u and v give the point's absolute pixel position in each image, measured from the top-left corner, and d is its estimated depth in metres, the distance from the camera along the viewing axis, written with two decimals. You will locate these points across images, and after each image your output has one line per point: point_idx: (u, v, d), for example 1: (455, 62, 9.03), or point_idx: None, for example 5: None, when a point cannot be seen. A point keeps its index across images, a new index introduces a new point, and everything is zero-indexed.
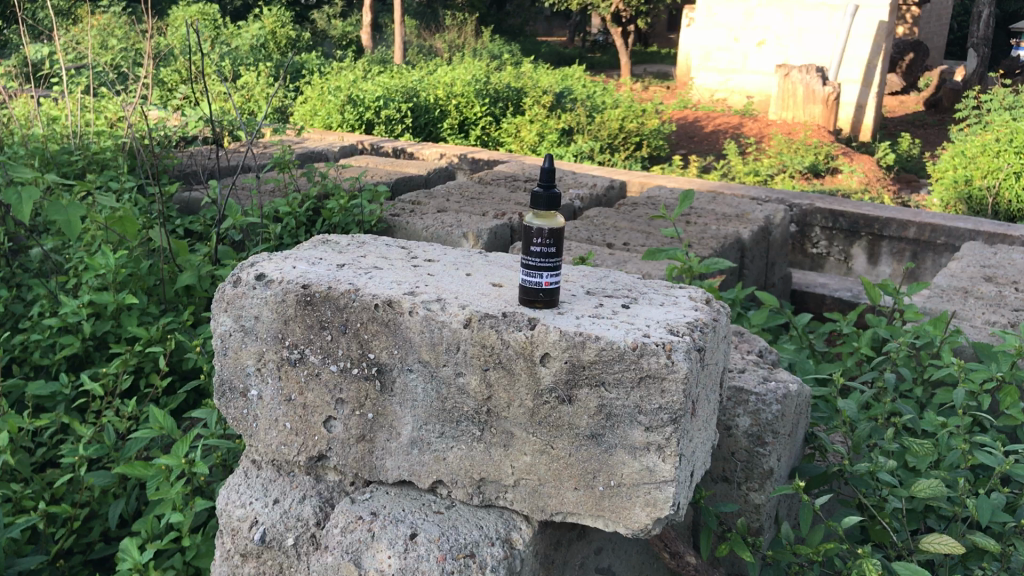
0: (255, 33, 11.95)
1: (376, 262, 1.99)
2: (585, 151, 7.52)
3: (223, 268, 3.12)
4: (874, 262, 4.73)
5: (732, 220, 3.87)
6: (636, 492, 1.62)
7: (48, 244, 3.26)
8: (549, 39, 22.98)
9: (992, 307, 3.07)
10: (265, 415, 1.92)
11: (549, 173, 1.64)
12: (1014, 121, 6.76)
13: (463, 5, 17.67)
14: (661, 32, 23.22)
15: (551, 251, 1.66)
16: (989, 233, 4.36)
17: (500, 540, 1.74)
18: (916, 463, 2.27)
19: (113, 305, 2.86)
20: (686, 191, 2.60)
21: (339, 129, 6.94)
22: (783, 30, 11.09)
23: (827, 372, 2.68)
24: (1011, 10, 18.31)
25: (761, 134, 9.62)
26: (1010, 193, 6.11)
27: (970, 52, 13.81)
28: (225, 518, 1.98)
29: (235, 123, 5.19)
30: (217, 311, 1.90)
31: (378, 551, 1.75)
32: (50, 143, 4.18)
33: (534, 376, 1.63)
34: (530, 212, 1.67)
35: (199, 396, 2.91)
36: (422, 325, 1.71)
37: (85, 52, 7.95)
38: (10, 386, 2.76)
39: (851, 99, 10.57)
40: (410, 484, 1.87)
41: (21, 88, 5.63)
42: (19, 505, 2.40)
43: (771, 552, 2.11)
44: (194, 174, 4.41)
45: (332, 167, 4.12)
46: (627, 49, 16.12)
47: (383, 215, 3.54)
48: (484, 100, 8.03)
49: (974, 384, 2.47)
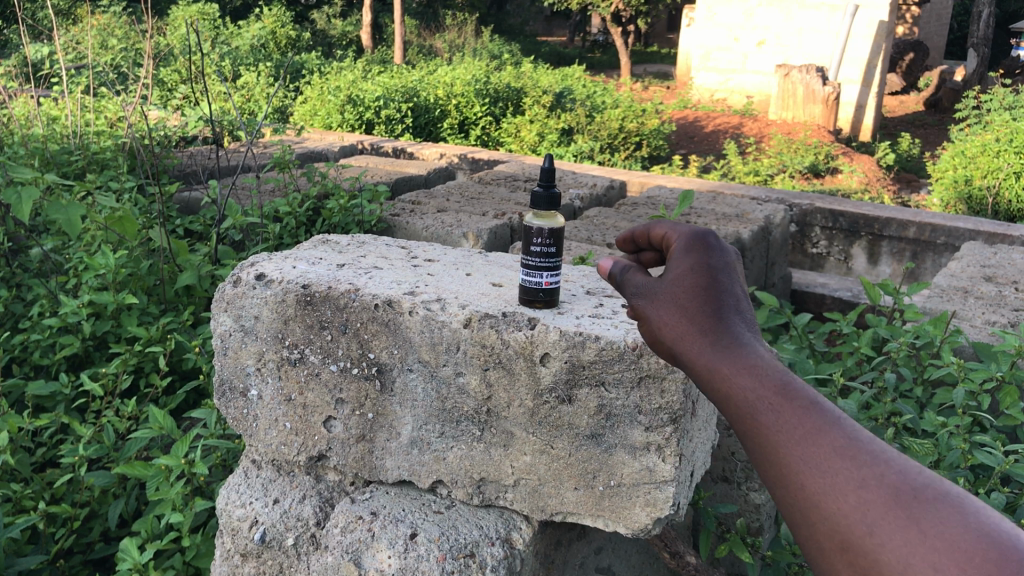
0: (256, 34, 11.98)
1: (376, 262, 1.99)
2: (586, 151, 7.52)
3: (223, 268, 3.12)
4: (874, 262, 4.73)
5: (732, 220, 3.86)
6: (637, 492, 1.62)
7: (48, 244, 3.27)
8: (550, 39, 22.91)
9: (992, 307, 3.07)
10: (265, 414, 1.91)
11: (549, 173, 1.57)
12: (1015, 121, 6.75)
13: (464, 5, 17.74)
14: (660, 33, 23.29)
15: (551, 251, 1.62)
16: (988, 234, 4.36)
17: (500, 540, 1.74)
18: (916, 462, 2.26)
19: (113, 305, 2.86)
20: (687, 192, 2.60)
21: (339, 128, 6.93)
22: (783, 30, 11.08)
23: (826, 371, 2.68)
24: (1011, 11, 18.32)
25: (761, 134, 9.62)
26: (1010, 193, 6.09)
27: (970, 51, 13.84)
28: (225, 518, 1.98)
29: (235, 123, 5.19)
30: (217, 311, 1.90)
31: (378, 551, 1.75)
32: (51, 143, 4.19)
33: (534, 376, 1.63)
34: (530, 212, 1.61)
35: (199, 396, 2.91)
36: (422, 325, 1.71)
37: (85, 52, 7.96)
38: (10, 386, 2.76)
39: (851, 99, 10.56)
40: (410, 484, 1.87)
41: (21, 88, 5.64)
42: (19, 505, 2.40)
43: (771, 552, 2.09)
44: (194, 174, 4.41)
45: (332, 167, 4.13)
46: (626, 49, 16.07)
47: (383, 215, 3.54)
48: (484, 100, 8.03)
49: (974, 384, 2.48)
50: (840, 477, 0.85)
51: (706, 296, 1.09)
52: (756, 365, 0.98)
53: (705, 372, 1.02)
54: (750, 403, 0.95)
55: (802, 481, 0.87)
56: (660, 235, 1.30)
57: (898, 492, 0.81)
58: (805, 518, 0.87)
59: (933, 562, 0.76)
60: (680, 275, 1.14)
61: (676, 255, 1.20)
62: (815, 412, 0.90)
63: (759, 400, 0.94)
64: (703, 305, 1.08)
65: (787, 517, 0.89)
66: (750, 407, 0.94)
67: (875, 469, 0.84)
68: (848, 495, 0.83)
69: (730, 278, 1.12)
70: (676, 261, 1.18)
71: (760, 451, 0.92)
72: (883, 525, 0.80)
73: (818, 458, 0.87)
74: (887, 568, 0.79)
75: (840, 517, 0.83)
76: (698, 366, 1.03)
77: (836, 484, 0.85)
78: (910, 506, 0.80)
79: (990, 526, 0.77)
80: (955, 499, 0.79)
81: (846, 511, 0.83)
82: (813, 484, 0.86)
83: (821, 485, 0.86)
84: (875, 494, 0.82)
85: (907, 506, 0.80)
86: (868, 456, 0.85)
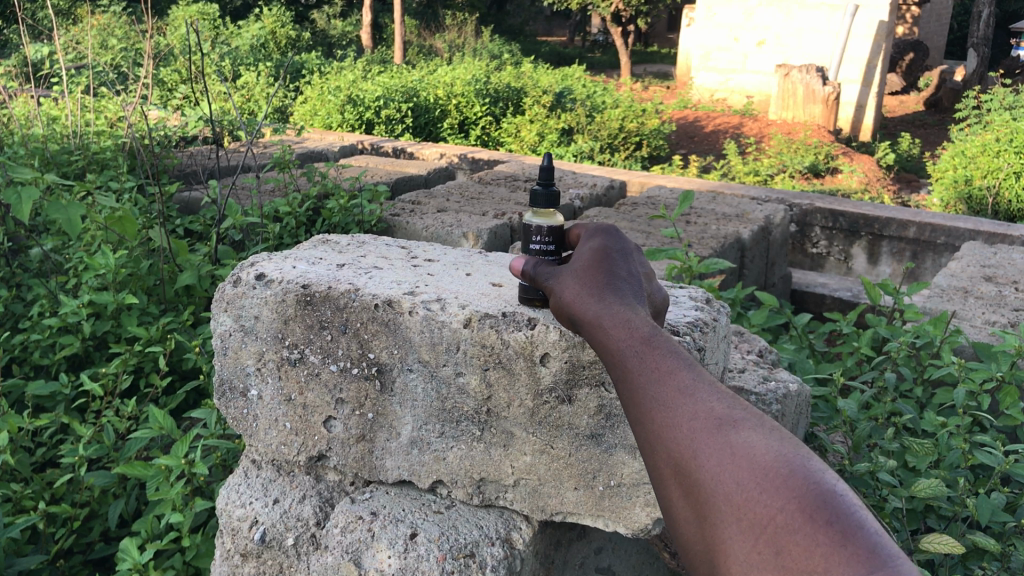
0: (256, 34, 11.98)
1: (376, 262, 1.99)
2: (585, 151, 7.53)
3: (223, 268, 3.12)
4: (874, 262, 4.73)
5: (732, 220, 3.86)
6: (637, 491, 1.62)
7: (48, 244, 3.27)
8: (550, 39, 22.90)
9: (992, 307, 3.07)
10: (265, 414, 1.91)
11: (548, 171, 1.55)
12: (1015, 121, 6.75)
13: (464, 5, 17.74)
14: (661, 33, 23.29)
15: (550, 250, 1.58)
16: (988, 233, 4.36)
17: (500, 540, 1.74)
18: (916, 462, 2.26)
19: (113, 305, 2.86)
20: (687, 192, 2.60)
21: (339, 128, 6.92)
22: (783, 29, 11.08)
23: (827, 372, 2.68)
24: (1011, 10, 18.32)
25: (761, 134, 9.62)
26: (1010, 193, 6.08)
27: (971, 51, 13.79)
28: (225, 518, 1.98)
29: (235, 123, 5.19)
30: (217, 311, 1.90)
31: (378, 551, 1.76)
32: (51, 143, 4.19)
33: (534, 376, 1.63)
34: (529, 210, 1.59)
35: (199, 396, 2.91)
36: (422, 325, 1.71)
37: (85, 52, 7.97)
38: (10, 386, 2.75)
39: (851, 99, 10.56)
40: (410, 484, 1.87)
41: (21, 88, 5.64)
42: (19, 505, 2.40)
43: None
44: (194, 174, 4.40)
45: (332, 167, 4.13)
46: (626, 49, 16.06)
47: (383, 215, 3.54)
48: (484, 99, 8.03)
49: (975, 384, 2.47)
50: (680, 410, 1.10)
51: (606, 276, 1.37)
52: (630, 323, 1.25)
53: (593, 332, 1.30)
54: (623, 354, 1.22)
55: (652, 415, 1.12)
56: (577, 234, 1.59)
57: (720, 422, 1.06)
58: (654, 448, 1.11)
59: (739, 479, 1.00)
60: (584, 257, 1.43)
61: (585, 243, 1.49)
62: (668, 359, 1.17)
63: (630, 352, 1.21)
64: (597, 281, 1.36)
65: (642, 446, 1.14)
66: (620, 356, 1.22)
67: (705, 405, 1.08)
68: (683, 425, 1.08)
69: (623, 259, 1.42)
70: (582, 248, 1.47)
71: (626, 393, 1.18)
72: (705, 447, 1.04)
73: (666, 396, 1.12)
74: (705, 482, 1.03)
75: (675, 443, 1.07)
76: (589, 327, 1.31)
77: (676, 415, 1.09)
78: (726, 433, 1.04)
79: (788, 449, 1.00)
80: (760, 428, 1.03)
81: (681, 440, 1.07)
82: (658, 418, 1.11)
83: (665, 418, 1.10)
84: (703, 423, 1.07)
85: (724, 432, 1.04)
86: (702, 395, 1.10)
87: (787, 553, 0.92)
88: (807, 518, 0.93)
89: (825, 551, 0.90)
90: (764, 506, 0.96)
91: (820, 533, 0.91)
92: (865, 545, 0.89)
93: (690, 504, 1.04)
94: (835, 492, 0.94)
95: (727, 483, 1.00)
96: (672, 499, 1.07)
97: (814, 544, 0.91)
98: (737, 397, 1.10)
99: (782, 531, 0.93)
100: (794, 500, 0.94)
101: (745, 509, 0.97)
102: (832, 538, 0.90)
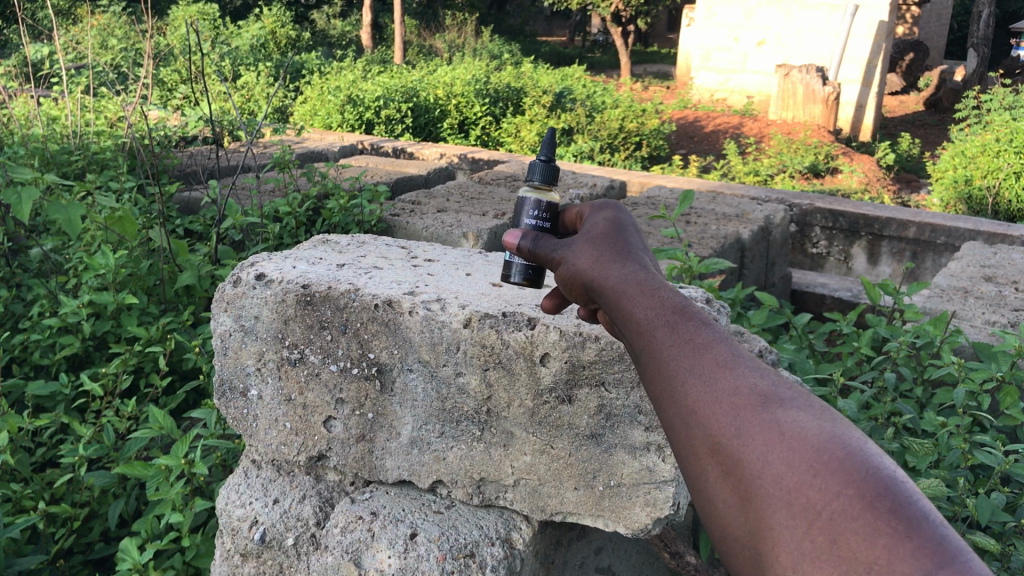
0: (256, 34, 11.99)
1: (376, 262, 1.99)
2: (585, 151, 7.53)
3: (223, 268, 3.12)
4: (874, 262, 4.74)
5: (732, 220, 3.86)
6: (637, 491, 1.62)
7: (48, 244, 3.27)
8: (550, 39, 22.92)
9: (992, 307, 3.07)
10: (265, 414, 1.91)
11: (551, 145, 1.56)
12: (1015, 121, 6.76)
13: (464, 5, 17.75)
14: (661, 33, 23.30)
15: (546, 225, 1.54)
16: (988, 233, 4.36)
17: (499, 540, 1.74)
18: (916, 462, 2.26)
19: (113, 305, 2.86)
20: (687, 192, 2.60)
21: (339, 128, 6.91)
22: (783, 29, 11.08)
23: (827, 372, 2.68)
24: (1011, 10, 18.33)
25: (761, 133, 9.62)
26: (1010, 193, 6.08)
27: (971, 51, 13.78)
28: (225, 518, 1.97)
29: (235, 123, 5.19)
30: (217, 311, 1.89)
31: (378, 551, 1.75)
32: (51, 143, 4.19)
33: (534, 376, 1.63)
34: (526, 186, 1.57)
35: (199, 396, 2.91)
36: (422, 325, 1.71)
37: (85, 52, 7.97)
38: (10, 386, 2.75)
39: (851, 99, 10.56)
40: (410, 484, 1.87)
41: (21, 88, 5.65)
42: (19, 505, 2.40)
43: None
44: (194, 174, 4.40)
45: (332, 167, 4.13)
46: (626, 49, 16.07)
47: (382, 215, 3.53)
48: (484, 99, 8.03)
49: (974, 384, 2.47)
50: (718, 383, 0.97)
51: (623, 247, 1.25)
52: (656, 291, 1.12)
53: (611, 298, 1.17)
54: (646, 322, 1.08)
55: (685, 388, 0.99)
56: (573, 214, 1.53)
57: (763, 400, 0.94)
58: (684, 424, 0.98)
59: (788, 460, 0.88)
60: (598, 230, 1.32)
61: (594, 217, 1.38)
62: (701, 327, 1.04)
63: (656, 319, 1.07)
64: (614, 251, 1.25)
65: (667, 423, 1.01)
66: (644, 323, 1.08)
67: (746, 379, 0.96)
68: (721, 401, 0.95)
69: (637, 236, 1.31)
70: (592, 223, 1.36)
71: (650, 363, 1.05)
72: (748, 424, 0.92)
73: (701, 367, 0.99)
74: (747, 463, 0.91)
75: (712, 419, 0.95)
76: (606, 295, 1.18)
77: (713, 389, 0.97)
78: (771, 411, 0.92)
79: (840, 431, 0.89)
80: (809, 407, 0.92)
81: (718, 415, 0.95)
82: (692, 392, 0.98)
83: (699, 393, 0.97)
84: (744, 398, 0.94)
85: (768, 410, 0.92)
86: (743, 369, 0.97)
87: (843, 544, 0.81)
88: (868, 506, 0.81)
89: (889, 543, 0.78)
90: (820, 491, 0.84)
91: (883, 523, 0.80)
92: (933, 538, 0.78)
93: (728, 487, 0.92)
94: (896, 479, 0.83)
95: (774, 465, 0.89)
96: (705, 482, 0.95)
97: (876, 534, 0.80)
98: (779, 373, 0.98)
99: (838, 519, 0.82)
100: (853, 485, 0.83)
101: (796, 494, 0.85)
102: (896, 530, 0.79)
